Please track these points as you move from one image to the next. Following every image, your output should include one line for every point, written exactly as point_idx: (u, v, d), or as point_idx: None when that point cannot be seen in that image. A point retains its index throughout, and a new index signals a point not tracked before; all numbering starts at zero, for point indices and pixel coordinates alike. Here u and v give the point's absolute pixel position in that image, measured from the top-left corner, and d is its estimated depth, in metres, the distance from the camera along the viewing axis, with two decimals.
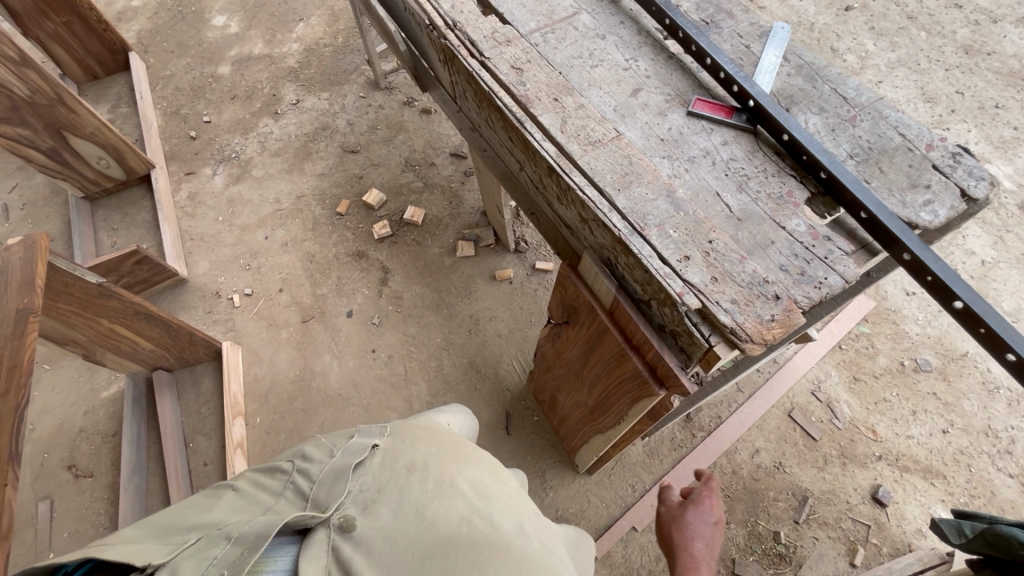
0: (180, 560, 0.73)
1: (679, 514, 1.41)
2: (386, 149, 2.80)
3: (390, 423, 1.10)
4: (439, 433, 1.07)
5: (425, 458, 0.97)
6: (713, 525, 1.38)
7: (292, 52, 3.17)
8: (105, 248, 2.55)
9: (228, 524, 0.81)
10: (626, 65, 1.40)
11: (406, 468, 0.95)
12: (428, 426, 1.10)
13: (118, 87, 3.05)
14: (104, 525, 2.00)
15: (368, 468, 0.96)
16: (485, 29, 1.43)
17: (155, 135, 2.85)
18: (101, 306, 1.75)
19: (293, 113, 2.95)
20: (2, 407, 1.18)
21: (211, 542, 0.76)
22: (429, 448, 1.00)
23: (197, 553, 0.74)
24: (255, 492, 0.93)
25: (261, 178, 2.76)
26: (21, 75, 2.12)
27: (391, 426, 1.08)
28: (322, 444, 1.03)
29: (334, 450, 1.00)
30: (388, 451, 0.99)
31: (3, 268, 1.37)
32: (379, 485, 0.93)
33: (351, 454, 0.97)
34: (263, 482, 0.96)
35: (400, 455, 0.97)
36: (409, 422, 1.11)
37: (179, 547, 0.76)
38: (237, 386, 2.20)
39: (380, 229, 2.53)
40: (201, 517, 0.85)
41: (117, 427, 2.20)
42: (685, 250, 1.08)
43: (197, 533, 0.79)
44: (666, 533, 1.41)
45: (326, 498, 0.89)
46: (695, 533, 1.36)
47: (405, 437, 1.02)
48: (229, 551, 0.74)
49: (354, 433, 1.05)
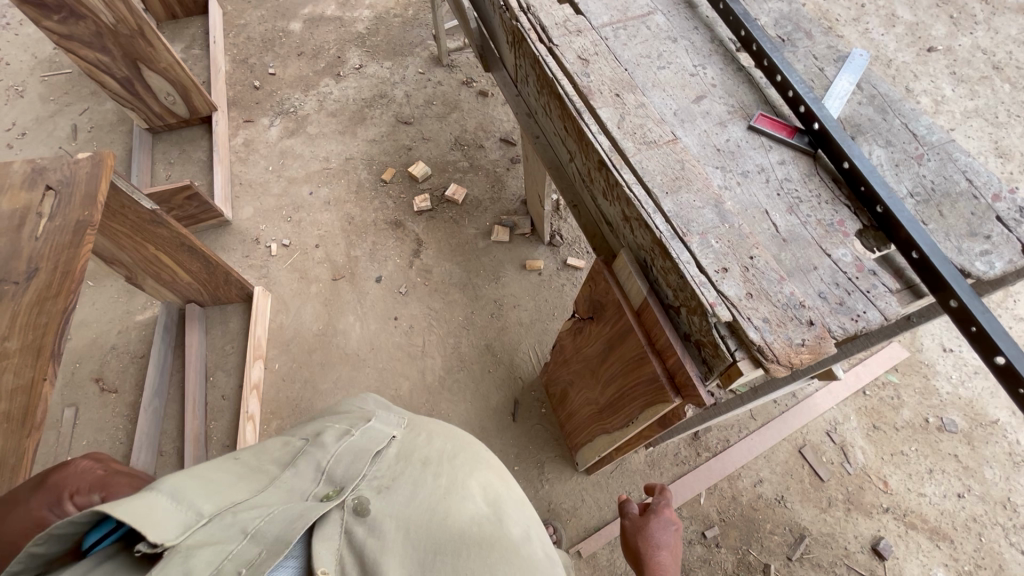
0: (190, 547, 0.71)
1: (642, 524, 1.42)
2: (438, 124, 2.83)
3: (406, 416, 1.16)
4: (455, 432, 1.13)
5: (439, 455, 1.02)
6: (674, 532, 1.41)
7: (362, 18, 3.23)
8: (160, 179, 2.67)
9: (239, 506, 0.81)
10: (694, 70, 1.38)
11: (421, 462, 1.00)
12: (440, 421, 1.16)
13: (193, 29, 3.16)
14: (121, 440, 2.11)
15: (383, 458, 1.02)
16: (558, 16, 1.46)
17: (221, 79, 2.95)
18: (151, 232, 1.83)
19: (354, 77, 3.01)
20: (52, 308, 1.25)
21: (226, 532, 0.75)
22: (447, 443, 1.06)
23: (210, 543, 0.73)
24: (260, 462, 0.96)
25: (315, 136, 2.83)
26: (108, 4, 2.21)
27: (407, 418, 1.14)
28: (337, 425, 1.05)
29: (351, 431, 1.03)
30: (403, 444, 1.05)
31: (70, 178, 1.43)
32: (393, 473, 0.98)
33: (367, 439, 1.01)
34: (270, 454, 0.99)
35: (415, 450, 1.03)
36: (421, 418, 1.17)
37: (192, 522, 0.75)
38: (262, 330, 2.29)
39: (420, 202, 2.56)
40: (206, 482, 0.84)
41: (145, 349, 2.30)
42: (724, 262, 1.08)
43: (209, 508, 0.78)
44: (632, 545, 1.40)
45: (340, 479, 0.93)
46: (659, 542, 1.38)
47: (420, 431, 1.08)
48: (245, 548, 0.74)
49: (373, 417, 1.09)
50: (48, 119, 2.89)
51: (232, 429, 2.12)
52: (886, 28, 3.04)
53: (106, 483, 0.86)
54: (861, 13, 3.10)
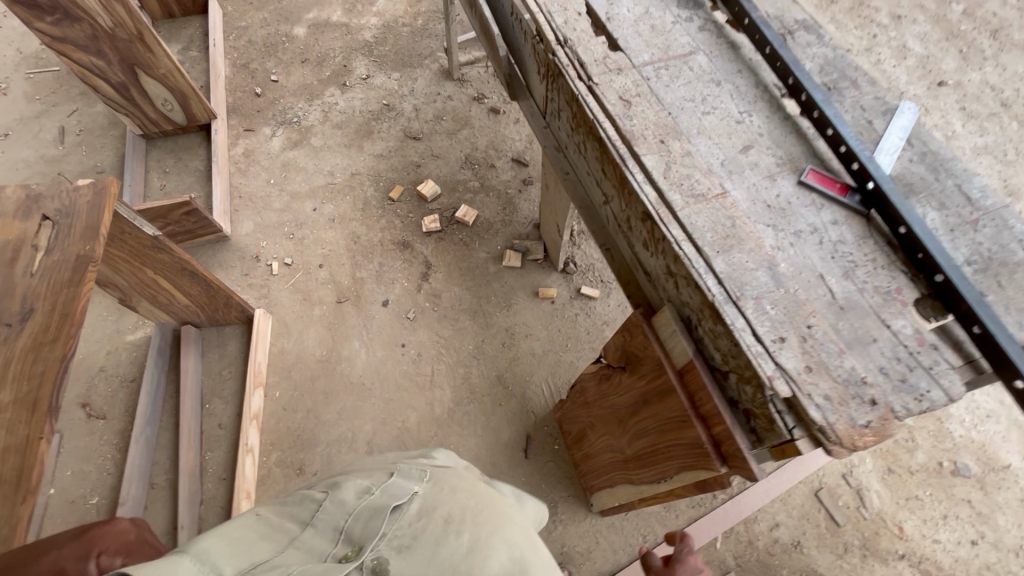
0: None
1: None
2: (448, 141, 2.75)
3: (430, 469, 1.06)
4: (479, 489, 1.02)
5: (461, 511, 0.92)
6: None
7: (369, 25, 3.12)
8: (154, 190, 2.54)
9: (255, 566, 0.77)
10: (739, 117, 1.33)
11: (442, 519, 0.90)
12: (466, 476, 1.05)
13: (191, 30, 3.03)
14: (109, 471, 1.99)
15: (403, 514, 0.91)
16: (597, 53, 1.42)
17: (221, 85, 2.83)
18: (150, 257, 1.71)
19: (361, 87, 2.91)
20: (49, 355, 1.14)
21: None
22: (470, 499, 0.96)
23: None
24: (283, 520, 0.92)
25: (319, 149, 2.72)
26: (106, 7, 2.07)
27: (432, 470, 1.04)
28: (359, 480, 1.00)
29: (372, 489, 0.96)
30: (423, 500, 0.94)
31: (68, 207, 1.31)
32: (413, 530, 0.88)
33: (389, 496, 0.94)
34: (292, 511, 0.94)
35: (437, 506, 0.92)
36: (445, 469, 1.07)
37: None
38: (262, 356, 2.18)
39: (430, 223, 2.48)
40: (232, 538, 0.82)
41: (136, 373, 2.18)
42: (781, 330, 1.04)
43: (236, 565, 0.77)
44: None
45: (360, 537, 0.87)
46: None
47: (443, 486, 0.98)
48: None
49: (395, 470, 1.02)
50: (34, 120, 2.74)
51: (230, 461, 2.02)
52: (898, 60, 3.06)
53: (132, 549, 0.84)
54: (873, 43, 3.11)
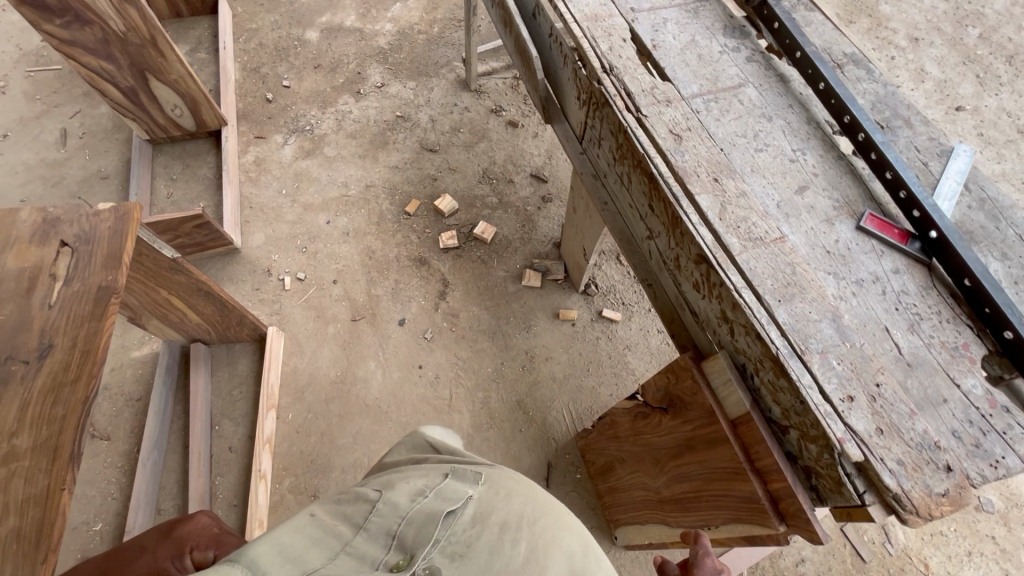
0: None
1: None
2: (466, 154, 2.68)
3: (488, 468, 0.93)
4: (540, 493, 0.88)
5: (518, 518, 0.79)
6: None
7: (384, 32, 3.04)
8: (161, 198, 2.45)
9: None
10: (793, 155, 1.29)
11: (496, 525, 0.77)
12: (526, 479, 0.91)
13: (199, 31, 2.93)
14: (114, 496, 1.91)
15: (457, 519, 0.79)
16: (644, 82, 1.37)
17: (231, 90, 2.74)
18: (166, 278, 1.64)
19: (376, 95, 2.83)
20: (70, 396, 1.07)
21: None
22: (529, 503, 0.83)
23: None
24: (332, 522, 0.81)
25: (332, 158, 2.64)
26: (119, 11, 1.99)
27: (488, 471, 0.91)
28: (414, 479, 0.89)
29: (426, 491, 0.85)
30: (479, 505, 0.81)
31: (88, 234, 1.23)
32: (468, 537, 0.76)
33: (443, 498, 0.82)
34: (345, 510, 0.84)
35: (494, 511, 0.80)
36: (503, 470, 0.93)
37: None
38: (275, 377, 2.10)
39: (447, 239, 2.42)
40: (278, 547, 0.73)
41: (142, 392, 2.09)
42: (849, 388, 1.00)
43: (280, 575, 0.68)
44: None
45: (413, 543, 0.75)
46: None
47: (499, 490, 0.85)
48: None
49: (449, 471, 0.90)
50: (34, 121, 2.63)
51: (241, 487, 1.94)
52: (916, 83, 3.05)
53: (217, 541, 1.11)
54: (891, 65, 3.11)
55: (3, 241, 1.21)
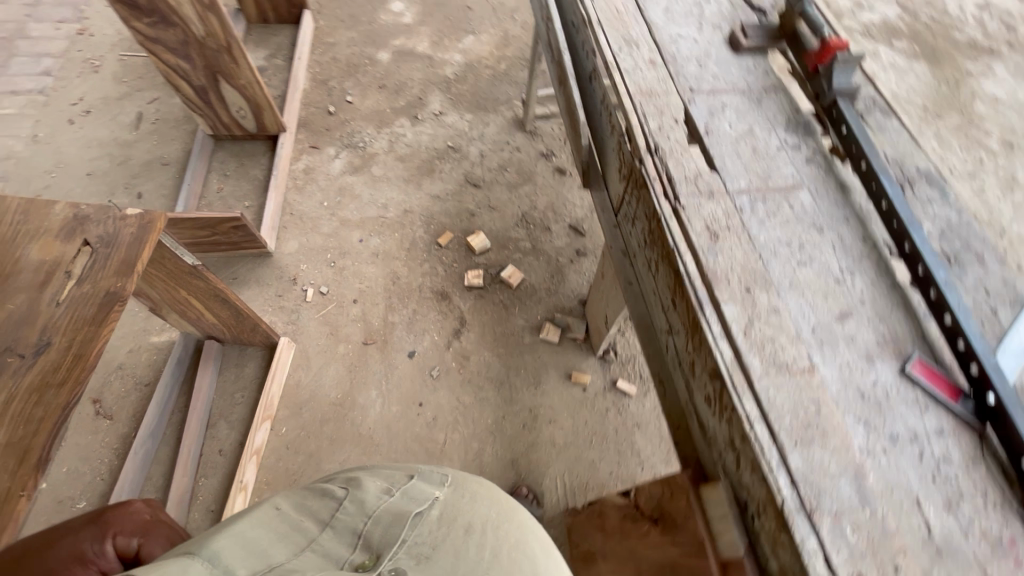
0: None
1: None
2: (508, 194, 2.65)
3: (452, 473, 1.06)
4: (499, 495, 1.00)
5: (481, 522, 0.90)
6: None
7: (452, 61, 3.08)
8: (210, 192, 2.53)
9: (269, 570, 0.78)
10: (840, 275, 1.17)
11: (460, 527, 0.89)
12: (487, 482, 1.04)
13: (280, 39, 3.06)
14: (102, 477, 1.93)
15: (424, 520, 0.90)
16: (689, 170, 1.30)
17: (297, 98, 2.82)
18: (186, 280, 1.66)
19: (432, 123, 2.85)
20: (52, 399, 1.06)
21: None
22: (490, 506, 0.95)
23: None
24: (300, 517, 0.92)
25: (378, 178, 2.67)
26: (202, 17, 2.08)
27: (453, 476, 1.03)
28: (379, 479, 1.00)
29: (392, 490, 0.96)
30: (443, 507, 0.93)
31: (110, 237, 1.25)
32: (433, 539, 0.86)
33: (409, 500, 0.94)
34: (312, 506, 0.94)
35: (459, 514, 0.91)
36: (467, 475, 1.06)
37: None
38: (277, 388, 2.09)
39: (472, 278, 2.38)
40: (246, 537, 0.84)
41: (151, 378, 2.13)
42: (860, 565, 0.87)
43: (245, 570, 0.77)
44: None
45: (379, 542, 0.85)
46: None
47: (464, 493, 0.97)
48: None
49: (415, 475, 1.02)
50: (115, 101, 2.79)
51: (221, 494, 1.92)
52: None
53: (146, 529, 1.00)
54: None
55: (33, 231, 1.24)
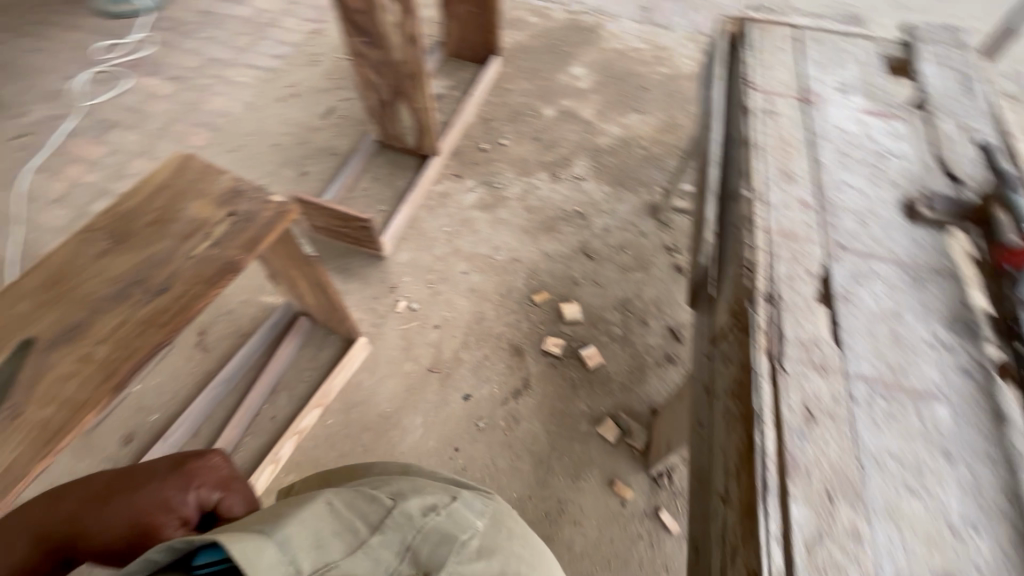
0: None
1: None
2: (617, 275, 2.58)
3: (489, 495, 0.97)
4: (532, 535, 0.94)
5: (518, 564, 0.86)
6: None
7: (610, 133, 3.12)
8: (357, 189, 2.82)
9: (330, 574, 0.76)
10: (958, 526, 0.94)
11: (500, 568, 0.83)
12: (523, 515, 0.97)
13: (465, 75, 3.35)
14: (178, 399, 2.18)
15: (465, 550, 0.83)
16: (804, 332, 1.15)
17: (459, 129, 3.05)
18: (301, 264, 1.84)
19: (569, 184, 2.90)
20: (150, 336, 1.22)
21: None
22: (526, 546, 0.90)
23: None
24: (351, 510, 0.87)
25: (500, 221, 2.76)
26: (403, 47, 2.35)
27: (493, 501, 0.95)
28: (422, 488, 0.91)
29: (438, 508, 0.88)
30: (484, 540, 0.86)
31: (250, 214, 1.43)
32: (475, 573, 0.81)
33: (452, 522, 0.86)
34: (361, 503, 0.88)
35: (499, 551, 0.85)
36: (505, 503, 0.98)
37: None
38: (339, 381, 2.21)
39: (551, 345, 2.34)
40: (304, 522, 0.81)
41: (248, 330, 2.37)
42: None
43: (307, 564, 0.76)
44: None
45: (425, 560, 0.81)
46: None
47: (503, 529, 0.90)
48: None
49: (456, 492, 0.93)
50: (317, 91, 3.24)
51: (257, 457, 2.06)
52: None
53: (224, 484, 1.16)
54: None
55: (200, 191, 1.46)
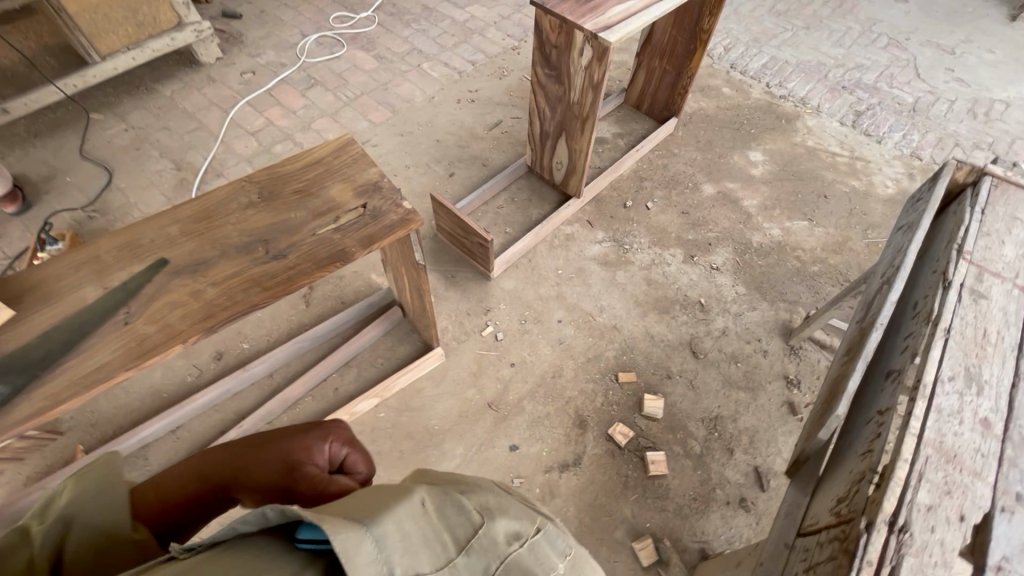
0: None
1: None
2: (718, 386, 2.31)
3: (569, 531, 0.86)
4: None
5: None
6: None
7: (767, 233, 2.83)
8: (492, 205, 2.86)
9: None
10: None
11: None
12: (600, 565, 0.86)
13: (637, 127, 3.26)
14: (270, 339, 2.37)
15: None
16: None
17: (609, 178, 2.96)
18: (410, 266, 1.87)
19: (702, 271, 2.67)
20: (250, 296, 1.30)
21: None
22: None
23: None
24: (442, 514, 0.76)
25: (615, 283, 2.62)
26: (582, 90, 2.32)
27: (574, 542, 0.83)
28: (506, 509, 0.80)
29: (523, 537, 0.77)
30: None
31: (378, 213, 1.47)
32: None
33: (534, 559, 0.75)
34: (449, 509, 0.78)
35: None
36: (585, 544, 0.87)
37: None
38: (404, 381, 2.24)
39: (618, 432, 2.16)
40: (400, 515, 0.71)
41: (348, 300, 2.50)
42: None
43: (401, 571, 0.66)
44: None
45: None
46: None
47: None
48: None
49: (543, 522, 0.81)
50: (492, 103, 3.38)
51: (308, 420, 2.16)
52: None
53: (351, 442, 1.13)
54: None
55: (347, 177, 1.55)
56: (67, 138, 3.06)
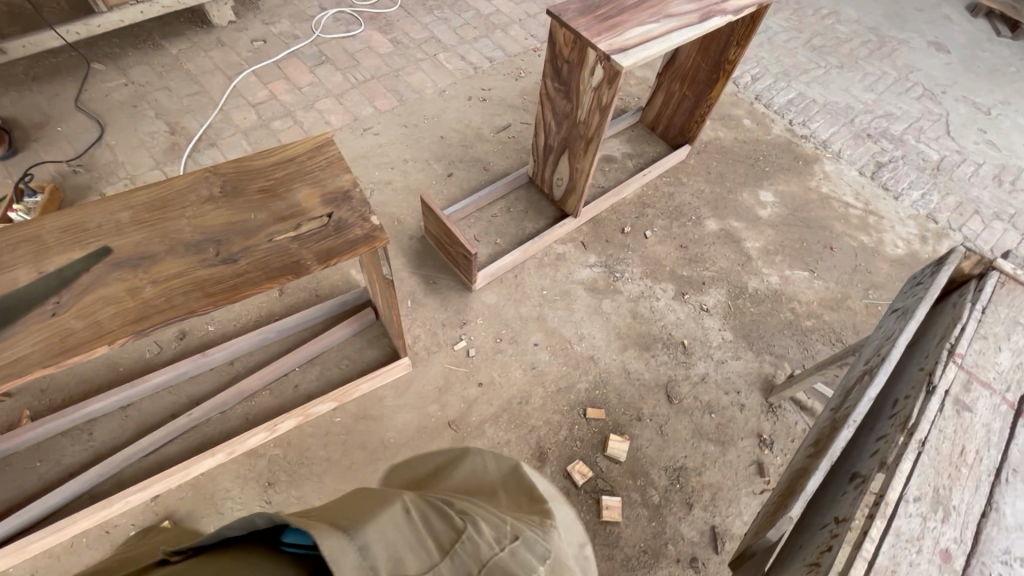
0: None
1: None
2: (688, 435, 2.23)
3: (549, 539, 0.82)
4: None
5: None
6: None
7: (765, 279, 2.72)
8: (486, 212, 2.77)
9: None
10: None
11: None
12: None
13: (648, 150, 3.15)
14: (236, 324, 2.30)
15: None
16: None
17: (611, 200, 2.86)
18: (381, 276, 1.79)
19: (691, 311, 2.58)
20: (189, 301, 1.22)
21: None
22: None
23: None
24: (431, 524, 0.73)
25: (599, 311, 2.53)
26: (591, 109, 2.20)
27: (555, 551, 0.79)
28: (491, 516, 0.78)
29: (502, 542, 0.72)
30: None
31: (344, 225, 1.39)
32: None
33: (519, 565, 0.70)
34: (436, 518, 0.74)
35: None
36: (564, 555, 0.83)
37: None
38: (366, 387, 2.16)
39: (576, 470, 2.09)
40: (383, 522, 0.68)
41: (323, 293, 2.43)
42: None
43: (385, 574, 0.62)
44: None
45: None
46: None
47: None
48: None
49: (522, 530, 0.77)
50: (503, 105, 3.26)
51: (262, 415, 2.10)
52: None
53: None
54: None
55: (319, 180, 1.46)
56: (64, 86, 2.98)
